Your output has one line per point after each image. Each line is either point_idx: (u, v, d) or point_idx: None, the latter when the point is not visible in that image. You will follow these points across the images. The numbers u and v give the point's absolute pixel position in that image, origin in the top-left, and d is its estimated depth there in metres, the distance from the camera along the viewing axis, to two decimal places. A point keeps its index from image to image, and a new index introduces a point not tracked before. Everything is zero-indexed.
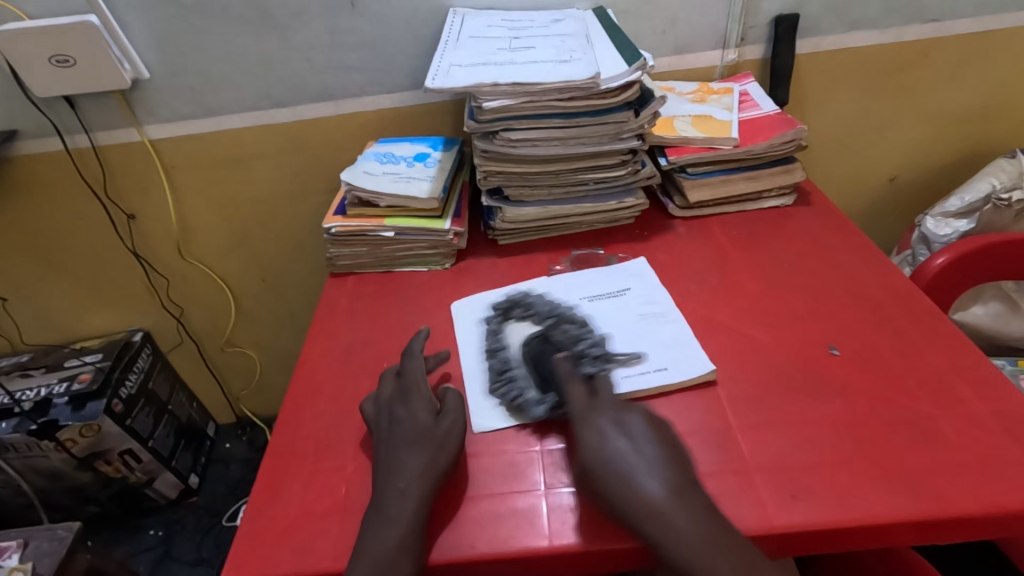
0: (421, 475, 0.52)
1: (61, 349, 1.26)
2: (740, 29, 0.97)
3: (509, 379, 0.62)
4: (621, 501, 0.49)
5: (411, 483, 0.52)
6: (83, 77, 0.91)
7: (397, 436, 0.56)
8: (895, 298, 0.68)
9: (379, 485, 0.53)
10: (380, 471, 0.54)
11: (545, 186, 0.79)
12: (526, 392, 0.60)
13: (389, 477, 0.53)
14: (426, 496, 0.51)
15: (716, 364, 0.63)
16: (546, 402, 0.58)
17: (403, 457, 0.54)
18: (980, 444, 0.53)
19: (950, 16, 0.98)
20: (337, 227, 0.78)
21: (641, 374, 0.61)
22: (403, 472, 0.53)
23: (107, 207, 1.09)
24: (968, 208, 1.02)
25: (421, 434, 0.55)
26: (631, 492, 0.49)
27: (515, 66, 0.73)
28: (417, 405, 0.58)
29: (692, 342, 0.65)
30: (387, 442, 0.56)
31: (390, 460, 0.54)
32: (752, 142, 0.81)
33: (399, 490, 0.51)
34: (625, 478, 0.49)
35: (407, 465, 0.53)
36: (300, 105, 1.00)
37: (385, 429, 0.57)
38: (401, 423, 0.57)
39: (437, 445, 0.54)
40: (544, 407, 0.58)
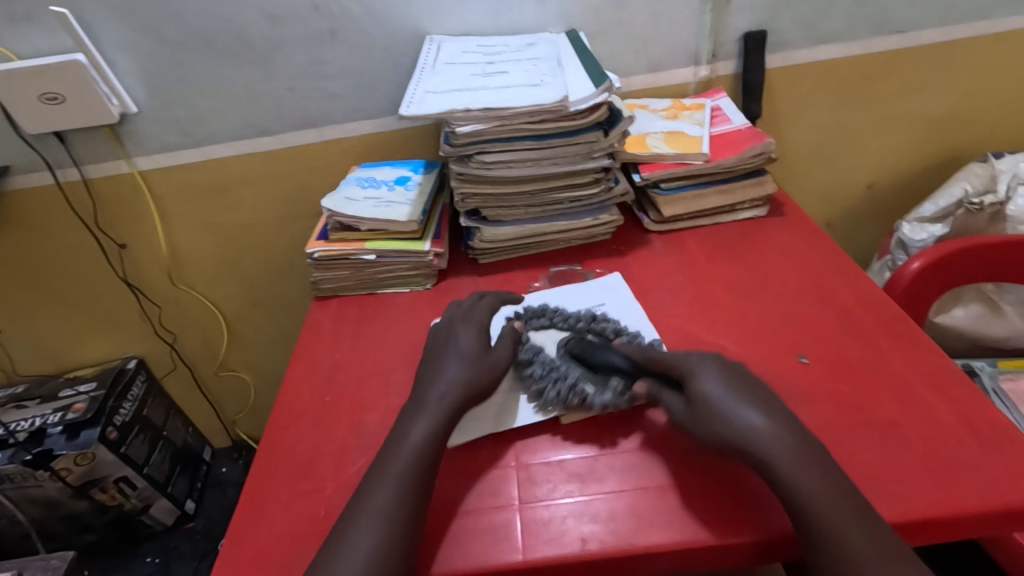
0: (458, 386, 0.59)
1: (56, 379, 1.27)
2: (711, 46, 1.00)
3: (558, 377, 0.62)
4: (722, 432, 0.52)
5: (446, 402, 0.58)
6: (72, 113, 0.94)
7: (450, 351, 0.63)
8: (864, 305, 0.70)
9: (419, 392, 0.60)
10: (426, 377, 0.62)
11: (522, 206, 0.81)
12: (584, 386, 0.61)
13: (431, 385, 0.60)
14: (455, 412, 0.58)
15: None
16: (612, 389, 0.60)
17: (451, 365, 0.62)
18: (945, 447, 0.54)
19: (916, 27, 1.01)
20: (320, 252, 0.80)
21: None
22: (445, 382, 0.60)
23: (98, 237, 1.11)
24: (941, 213, 1.04)
25: (474, 355, 0.63)
26: (734, 424, 0.52)
27: (487, 92, 0.75)
28: (471, 329, 0.66)
29: None
30: (438, 356, 0.63)
31: (441, 366, 0.62)
32: (722, 156, 0.83)
33: (433, 402, 0.58)
34: (727, 415, 0.53)
35: (451, 375, 0.60)
36: (284, 133, 1.02)
37: (440, 347, 0.65)
38: (458, 337, 0.65)
39: (485, 364, 0.62)
40: (608, 395, 0.60)
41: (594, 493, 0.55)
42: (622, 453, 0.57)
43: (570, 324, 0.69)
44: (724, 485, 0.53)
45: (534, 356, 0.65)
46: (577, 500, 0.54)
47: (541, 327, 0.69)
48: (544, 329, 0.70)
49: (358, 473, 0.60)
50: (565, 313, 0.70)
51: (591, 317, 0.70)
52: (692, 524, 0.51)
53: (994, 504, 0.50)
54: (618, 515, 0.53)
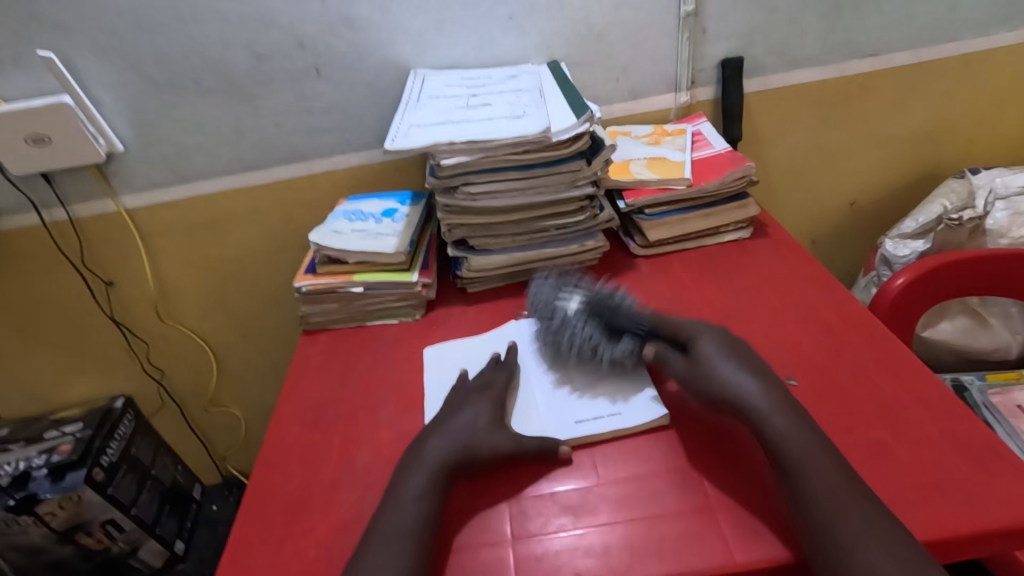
0: (456, 443, 0.58)
1: (41, 420, 1.25)
2: (690, 73, 1.02)
3: (577, 333, 0.67)
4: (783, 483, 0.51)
5: (440, 456, 0.57)
6: (58, 154, 0.94)
7: (461, 412, 0.63)
8: (850, 325, 0.71)
9: (414, 451, 0.60)
10: (425, 436, 0.61)
11: (508, 235, 0.81)
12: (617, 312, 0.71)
13: (430, 442, 0.59)
14: (448, 467, 0.57)
15: (671, 409, 0.63)
16: (622, 349, 0.66)
17: (455, 426, 0.61)
18: (934, 466, 0.54)
19: (887, 50, 1.04)
20: (308, 286, 0.80)
21: (594, 420, 0.62)
22: (445, 443, 0.59)
23: (84, 276, 1.10)
24: (922, 229, 1.05)
25: (484, 425, 0.60)
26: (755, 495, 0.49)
27: (471, 124, 0.76)
28: (480, 399, 0.64)
29: (651, 384, 0.65)
30: (443, 417, 0.63)
31: (441, 427, 0.61)
32: (704, 181, 0.84)
33: (431, 458, 0.57)
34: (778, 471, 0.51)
35: (450, 434, 0.60)
36: (271, 167, 1.03)
37: (446, 413, 0.63)
38: (468, 404, 0.64)
39: (491, 439, 0.59)
40: (619, 352, 0.65)
41: (589, 525, 0.54)
42: (618, 483, 0.57)
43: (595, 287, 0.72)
44: (724, 511, 0.53)
45: (556, 314, 0.69)
46: (571, 534, 0.53)
47: (566, 290, 0.72)
48: (568, 291, 0.72)
49: (349, 512, 0.58)
50: (588, 283, 0.73)
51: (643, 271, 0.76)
52: (692, 556, 0.50)
53: (989, 523, 0.50)
54: (612, 548, 0.52)
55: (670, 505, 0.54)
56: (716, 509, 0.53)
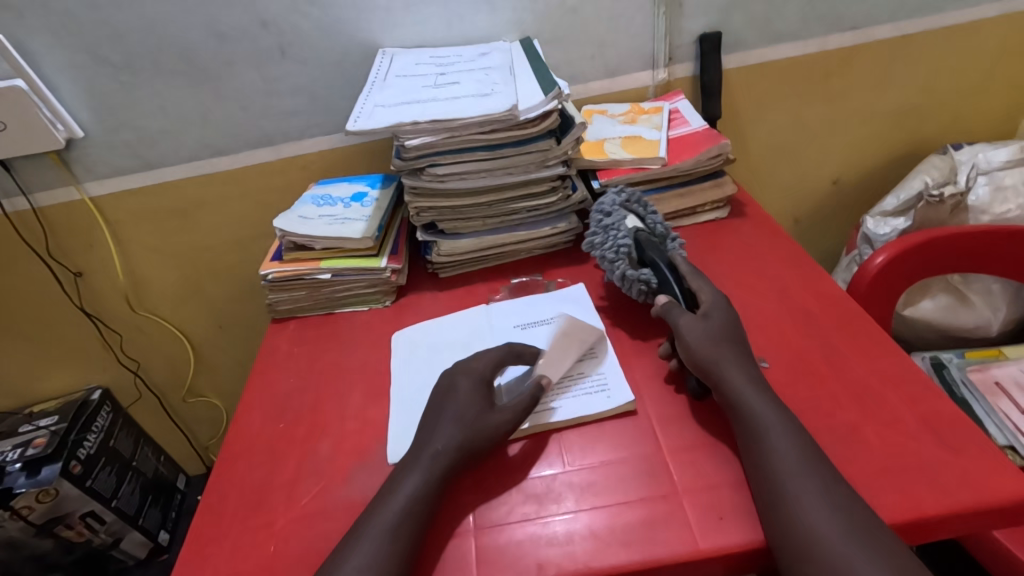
0: (457, 440, 0.55)
1: (15, 414, 1.23)
2: (668, 49, 0.99)
3: (613, 239, 0.72)
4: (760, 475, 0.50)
5: (437, 452, 0.55)
6: (14, 141, 0.91)
7: (447, 402, 0.59)
8: (825, 305, 0.69)
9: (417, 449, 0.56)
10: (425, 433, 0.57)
11: (479, 218, 0.79)
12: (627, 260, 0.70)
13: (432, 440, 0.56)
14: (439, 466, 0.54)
15: (637, 396, 0.62)
16: (640, 274, 0.68)
17: (451, 421, 0.57)
18: (903, 447, 0.54)
19: (869, 23, 1.02)
20: (274, 273, 0.78)
21: (555, 408, 0.61)
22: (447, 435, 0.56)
23: (51, 267, 1.08)
24: (903, 206, 1.05)
25: (476, 411, 0.57)
26: None
27: (437, 103, 0.74)
28: (469, 386, 0.60)
29: (618, 373, 0.64)
30: (438, 412, 0.59)
31: (435, 425, 0.57)
32: (679, 159, 0.82)
33: (425, 460, 0.54)
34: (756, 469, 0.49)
35: (448, 432, 0.56)
36: (238, 152, 1.00)
37: (440, 407, 0.59)
38: (457, 389, 0.60)
39: (488, 430, 0.56)
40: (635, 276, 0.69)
41: (553, 513, 0.53)
42: (584, 471, 0.56)
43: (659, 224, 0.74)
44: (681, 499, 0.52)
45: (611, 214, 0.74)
46: (535, 522, 0.52)
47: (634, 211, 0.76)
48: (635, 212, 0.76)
49: (311, 503, 0.57)
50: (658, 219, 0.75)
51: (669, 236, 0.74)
52: (652, 545, 0.49)
53: (954, 505, 0.49)
54: (576, 536, 0.51)
55: (630, 493, 0.53)
56: (676, 497, 0.52)
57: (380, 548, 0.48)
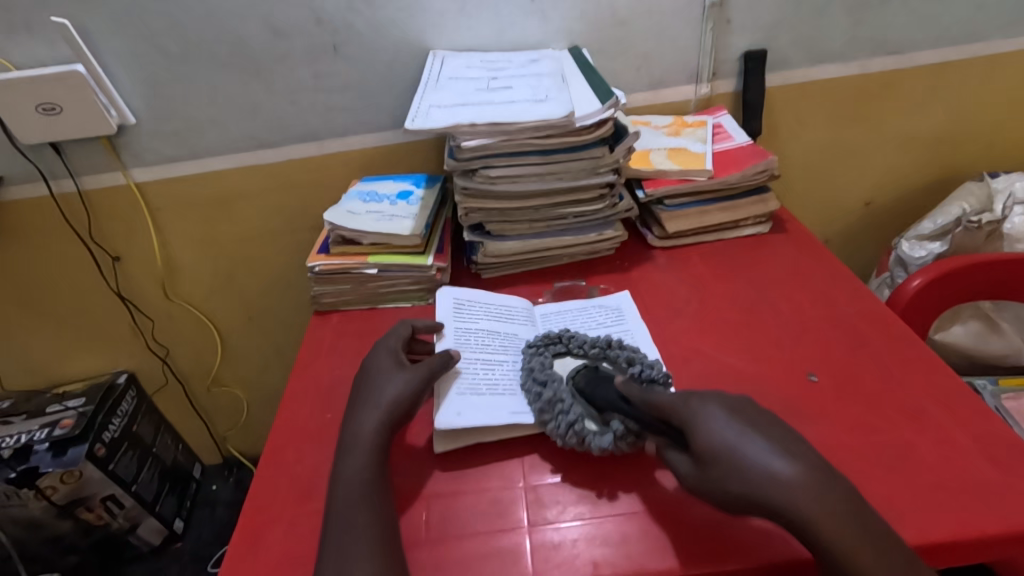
0: (383, 415, 0.58)
1: (43, 394, 1.24)
2: (712, 64, 1.01)
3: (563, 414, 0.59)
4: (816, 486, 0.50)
5: (376, 437, 0.56)
6: (69, 124, 0.93)
7: (373, 375, 0.62)
8: (872, 323, 0.70)
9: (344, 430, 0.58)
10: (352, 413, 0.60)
11: (526, 221, 0.80)
12: (586, 424, 0.58)
13: (354, 421, 0.58)
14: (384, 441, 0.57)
15: None
16: (612, 432, 0.57)
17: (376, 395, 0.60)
18: (956, 466, 0.54)
19: (912, 48, 1.03)
20: (321, 266, 0.79)
21: None
22: (372, 406, 0.59)
23: (91, 250, 1.09)
24: (940, 231, 1.05)
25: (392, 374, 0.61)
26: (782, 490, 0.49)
27: (493, 107, 0.75)
28: (386, 358, 0.64)
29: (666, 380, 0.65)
30: (361, 390, 0.61)
31: (367, 391, 0.61)
32: (726, 173, 0.83)
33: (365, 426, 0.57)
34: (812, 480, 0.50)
35: (379, 400, 0.59)
36: (284, 146, 1.02)
37: (362, 384, 0.62)
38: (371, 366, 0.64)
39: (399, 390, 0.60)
40: (608, 439, 0.56)
41: (604, 514, 0.54)
42: (629, 473, 0.57)
43: (588, 350, 0.66)
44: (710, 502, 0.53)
45: (546, 382, 0.62)
46: (586, 522, 0.53)
47: (556, 354, 0.67)
48: (560, 356, 0.67)
49: None
50: (581, 339, 0.67)
51: (606, 344, 0.67)
52: (690, 546, 0.50)
53: (1010, 525, 0.49)
54: (629, 538, 0.51)
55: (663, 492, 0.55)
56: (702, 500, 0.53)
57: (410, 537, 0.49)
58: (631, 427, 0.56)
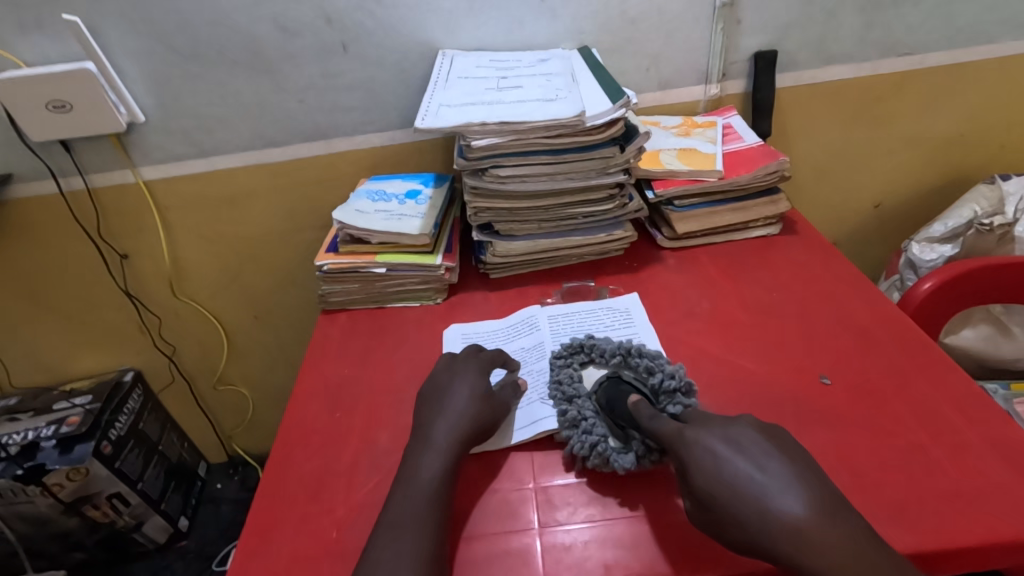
0: (464, 422, 0.58)
1: (50, 391, 1.24)
2: (722, 65, 1.00)
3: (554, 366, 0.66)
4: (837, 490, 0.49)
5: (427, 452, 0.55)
6: (78, 122, 0.93)
7: (454, 394, 0.60)
8: (884, 325, 0.69)
9: (421, 429, 0.58)
10: (426, 416, 0.59)
11: (535, 221, 0.80)
12: (573, 376, 0.65)
13: (434, 424, 0.58)
14: (461, 451, 0.56)
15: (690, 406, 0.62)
16: (594, 380, 0.64)
17: (460, 401, 0.59)
18: (971, 470, 0.53)
19: (924, 49, 1.02)
20: (329, 265, 0.79)
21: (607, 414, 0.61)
22: (450, 427, 0.57)
23: (100, 248, 1.09)
24: (950, 234, 1.04)
25: (475, 398, 0.60)
26: None
27: (503, 106, 0.75)
28: (470, 372, 0.63)
29: None
30: (437, 397, 0.61)
31: (443, 408, 0.59)
32: (736, 174, 0.82)
33: (439, 443, 0.56)
34: None
35: (455, 423, 0.57)
36: (292, 144, 1.02)
37: (436, 393, 0.62)
38: (457, 382, 0.62)
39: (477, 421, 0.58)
40: (593, 387, 0.63)
41: (615, 516, 0.53)
42: (642, 475, 0.56)
43: (609, 359, 0.65)
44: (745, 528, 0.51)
45: (543, 346, 0.69)
46: (598, 524, 0.53)
47: (558, 326, 0.72)
48: (560, 326, 0.72)
49: (370, 493, 0.58)
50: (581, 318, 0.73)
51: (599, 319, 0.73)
52: (694, 553, 0.50)
53: None
54: (640, 540, 0.51)
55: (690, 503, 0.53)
56: None
57: (418, 535, 0.49)
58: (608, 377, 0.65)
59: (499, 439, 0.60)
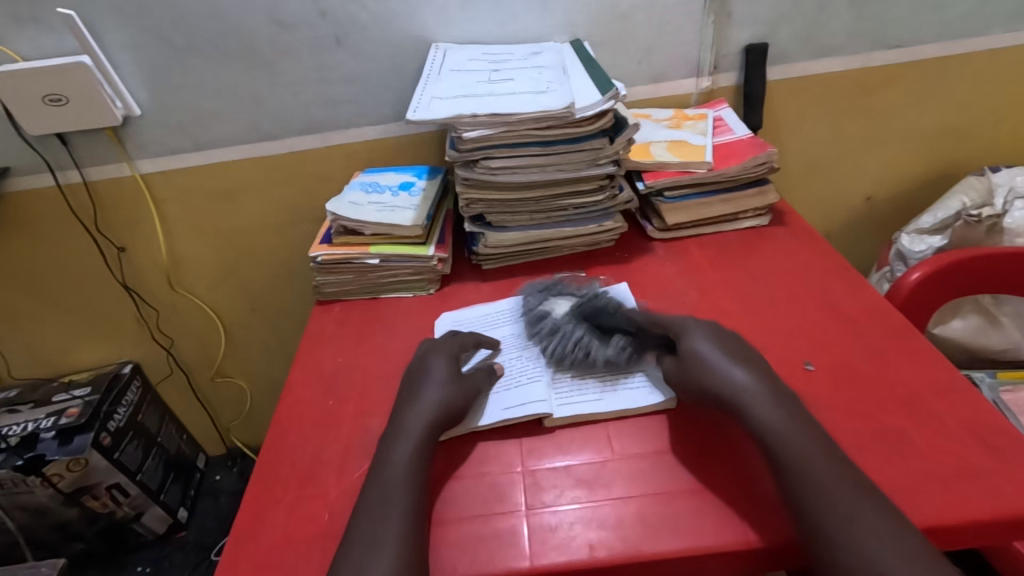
0: (434, 409, 0.59)
1: (49, 383, 1.25)
2: (714, 57, 1.01)
3: (565, 334, 0.67)
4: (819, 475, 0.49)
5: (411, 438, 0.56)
6: (75, 115, 0.94)
7: (425, 381, 0.62)
8: (869, 314, 0.70)
9: (395, 419, 0.59)
10: (401, 404, 0.60)
11: (526, 212, 0.81)
12: (589, 343, 0.66)
13: (408, 411, 0.59)
14: (434, 435, 0.57)
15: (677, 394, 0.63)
16: (614, 347, 0.66)
17: (439, 388, 0.61)
18: (948, 452, 0.55)
19: (914, 41, 1.03)
20: (323, 256, 0.80)
21: (594, 400, 0.63)
22: (421, 411, 0.58)
23: (97, 241, 1.10)
24: (939, 225, 1.06)
25: (445, 380, 0.62)
26: None
27: (494, 98, 0.76)
28: (440, 358, 0.64)
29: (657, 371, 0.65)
30: (411, 385, 0.62)
31: (417, 394, 0.61)
32: (726, 165, 0.83)
33: (410, 427, 0.57)
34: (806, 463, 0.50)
35: (425, 408, 0.59)
36: (287, 138, 1.02)
37: (414, 378, 0.63)
38: (429, 366, 0.64)
39: (446, 403, 0.60)
40: (612, 352, 0.65)
41: (601, 498, 0.55)
42: (627, 459, 0.58)
43: (580, 293, 0.74)
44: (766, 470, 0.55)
45: (544, 320, 0.70)
46: (583, 506, 0.54)
47: (552, 296, 0.74)
48: (556, 297, 0.74)
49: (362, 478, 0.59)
50: (573, 286, 0.75)
51: (595, 287, 0.75)
52: (679, 531, 0.51)
53: (1001, 510, 0.50)
54: (626, 521, 0.52)
55: (727, 468, 0.56)
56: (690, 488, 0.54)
57: (401, 516, 0.50)
58: (628, 343, 0.67)
59: (471, 421, 0.62)
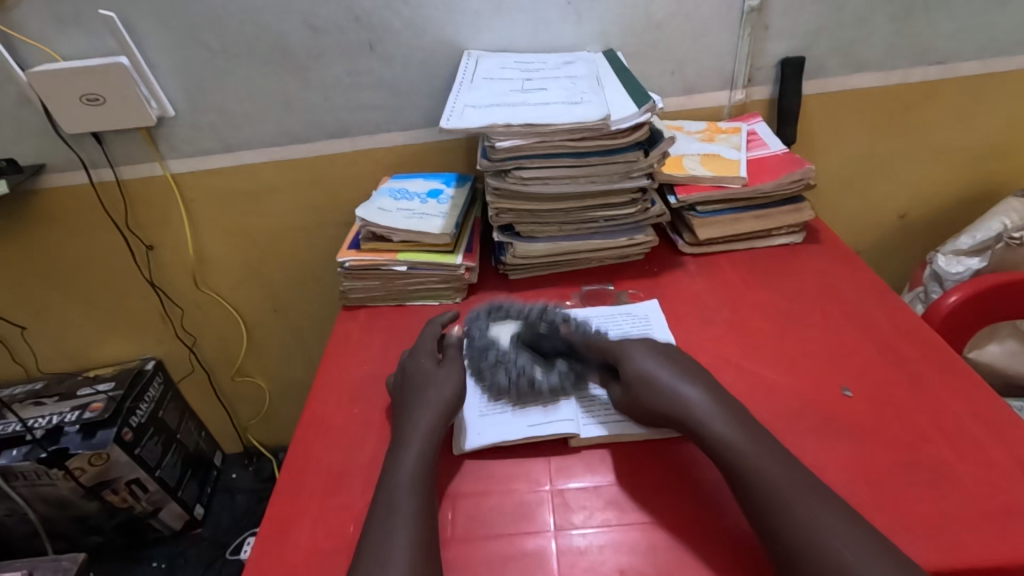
0: (437, 412, 0.58)
1: (75, 376, 1.27)
2: (748, 70, 0.99)
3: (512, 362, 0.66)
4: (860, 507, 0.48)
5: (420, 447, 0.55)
6: (111, 114, 0.95)
7: (418, 384, 0.62)
8: (909, 338, 0.68)
9: (399, 428, 0.58)
10: (404, 412, 0.60)
11: (556, 223, 0.80)
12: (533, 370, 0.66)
13: (407, 421, 0.58)
14: (435, 440, 0.57)
15: None
16: (556, 373, 0.65)
17: (433, 390, 0.60)
18: (997, 489, 0.52)
19: (956, 58, 1.00)
20: (351, 262, 0.79)
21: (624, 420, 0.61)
22: (422, 414, 0.58)
23: (126, 238, 1.11)
24: (979, 246, 1.02)
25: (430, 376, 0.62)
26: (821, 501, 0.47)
27: (528, 108, 0.75)
28: (426, 359, 0.65)
29: None
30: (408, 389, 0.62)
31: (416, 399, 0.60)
32: (761, 181, 0.82)
33: (415, 433, 0.56)
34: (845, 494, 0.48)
35: (425, 412, 0.58)
36: (316, 141, 1.03)
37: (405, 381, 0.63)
38: (414, 366, 0.64)
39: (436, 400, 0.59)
40: (555, 378, 0.65)
41: (630, 521, 0.53)
42: (654, 480, 0.56)
43: (526, 314, 0.72)
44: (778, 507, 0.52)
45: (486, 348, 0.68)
46: (613, 528, 0.53)
47: (495, 321, 0.72)
48: (499, 320, 0.73)
49: None
50: (518, 308, 0.73)
51: (543, 310, 0.72)
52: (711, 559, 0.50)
53: None
54: (658, 548, 0.51)
55: None
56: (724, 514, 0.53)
57: (415, 527, 0.49)
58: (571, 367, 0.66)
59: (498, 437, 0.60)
